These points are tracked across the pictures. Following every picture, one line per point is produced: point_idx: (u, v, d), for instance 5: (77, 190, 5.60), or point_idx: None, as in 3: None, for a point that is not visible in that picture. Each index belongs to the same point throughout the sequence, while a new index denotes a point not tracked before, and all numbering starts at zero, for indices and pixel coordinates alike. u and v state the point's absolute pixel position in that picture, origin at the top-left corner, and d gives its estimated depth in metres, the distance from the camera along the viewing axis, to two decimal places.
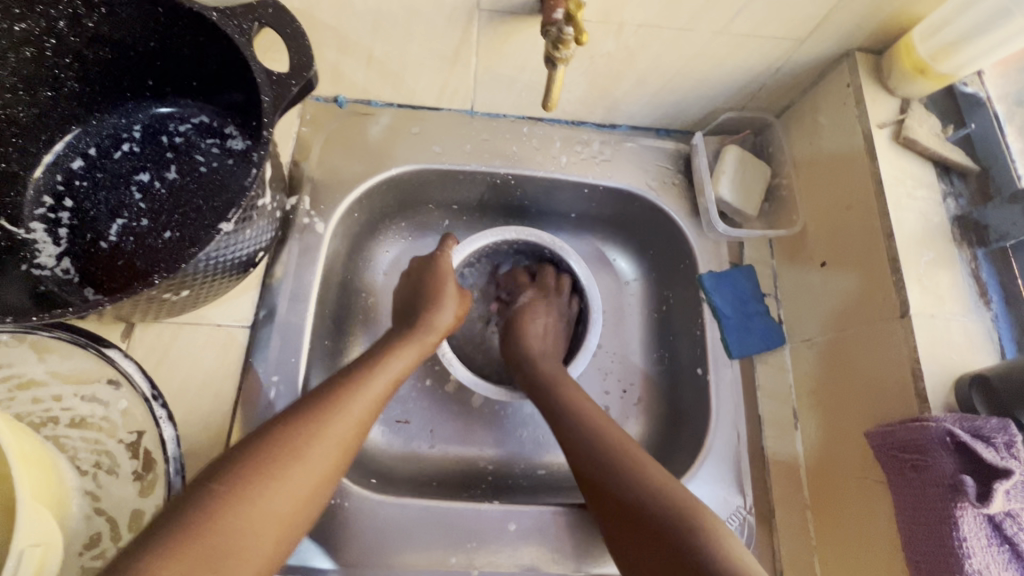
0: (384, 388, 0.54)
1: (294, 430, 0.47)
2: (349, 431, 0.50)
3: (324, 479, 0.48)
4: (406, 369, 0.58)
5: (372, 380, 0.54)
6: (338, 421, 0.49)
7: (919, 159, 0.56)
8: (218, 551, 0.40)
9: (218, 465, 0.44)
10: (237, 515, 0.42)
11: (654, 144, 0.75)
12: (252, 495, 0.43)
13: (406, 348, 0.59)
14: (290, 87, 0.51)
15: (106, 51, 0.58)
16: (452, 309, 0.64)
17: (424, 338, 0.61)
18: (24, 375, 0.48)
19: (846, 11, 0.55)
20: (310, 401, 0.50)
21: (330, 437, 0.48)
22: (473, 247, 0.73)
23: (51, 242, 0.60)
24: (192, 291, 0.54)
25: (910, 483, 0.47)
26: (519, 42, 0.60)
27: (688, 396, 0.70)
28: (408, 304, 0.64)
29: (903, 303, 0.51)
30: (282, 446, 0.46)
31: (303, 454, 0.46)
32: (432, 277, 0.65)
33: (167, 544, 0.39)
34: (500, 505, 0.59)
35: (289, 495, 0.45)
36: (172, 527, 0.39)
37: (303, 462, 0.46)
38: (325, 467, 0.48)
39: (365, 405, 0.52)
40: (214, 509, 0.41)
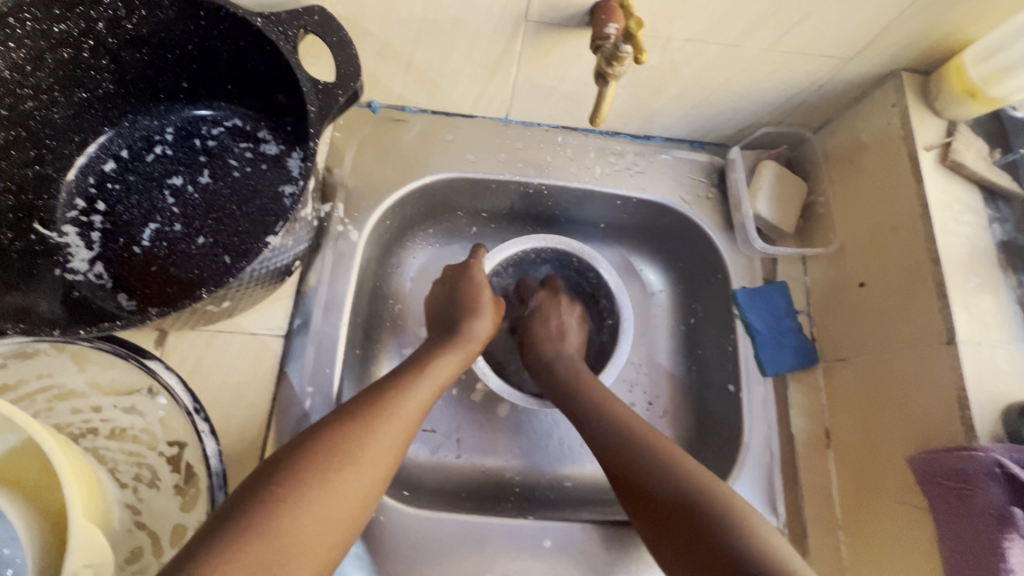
0: (428, 394, 0.56)
1: (347, 434, 0.48)
2: (397, 436, 0.50)
3: (376, 483, 0.48)
4: (449, 376, 0.59)
5: (417, 387, 0.55)
6: (388, 425, 0.50)
7: (965, 183, 0.56)
8: (280, 552, 0.40)
9: (275, 466, 0.45)
10: (298, 515, 0.42)
11: (687, 157, 0.74)
12: (310, 497, 0.43)
13: (448, 356, 0.60)
14: (336, 97, 0.50)
15: (142, 53, 0.57)
16: (489, 319, 0.66)
17: (466, 347, 0.62)
18: (65, 386, 0.48)
19: (897, 31, 0.54)
20: (359, 406, 0.51)
21: (381, 440, 0.49)
22: (503, 255, 0.73)
23: (84, 246, 0.59)
24: (232, 301, 0.54)
25: (954, 511, 0.47)
26: (563, 53, 0.59)
27: (718, 412, 0.70)
28: (446, 312, 0.66)
29: (949, 329, 0.51)
30: (337, 449, 0.46)
31: (357, 456, 0.47)
32: (469, 284, 0.67)
33: (230, 544, 0.38)
34: (535, 520, 0.60)
35: (345, 498, 0.45)
36: (234, 528, 0.39)
37: (357, 464, 0.47)
38: (377, 471, 0.48)
39: (411, 410, 0.53)
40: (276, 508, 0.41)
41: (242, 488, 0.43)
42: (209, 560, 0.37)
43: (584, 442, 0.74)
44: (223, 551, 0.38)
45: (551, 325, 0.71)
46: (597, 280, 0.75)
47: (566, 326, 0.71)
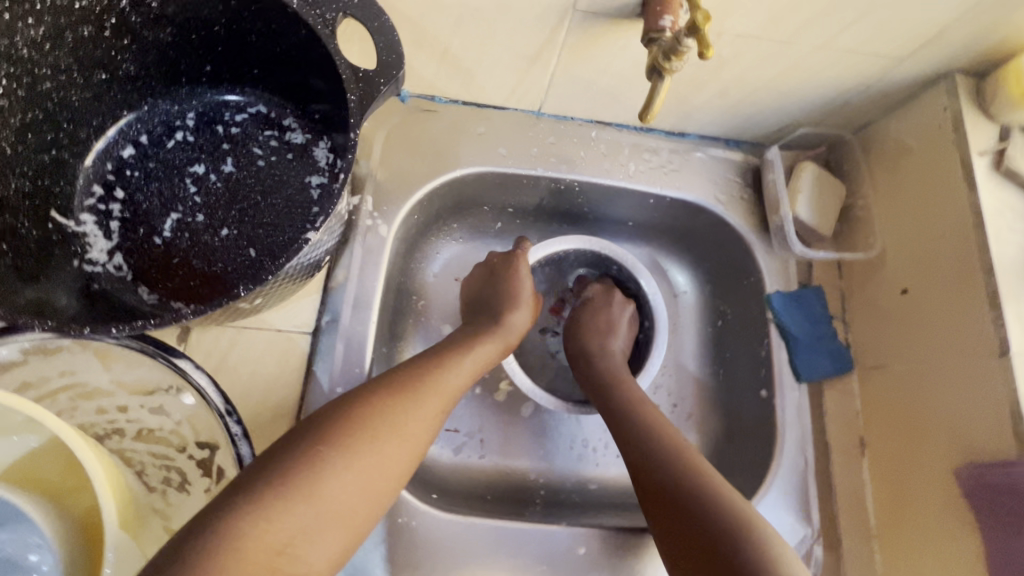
0: (466, 374, 0.54)
1: (388, 404, 0.47)
2: (434, 409, 0.49)
3: (413, 456, 0.47)
4: (488, 362, 0.58)
5: (455, 368, 0.54)
6: (427, 400, 0.49)
7: (1017, 191, 0.55)
8: (315, 514, 0.39)
9: (315, 425, 0.44)
10: (337, 481, 0.41)
11: (723, 156, 0.72)
12: (350, 463, 0.42)
13: (488, 341, 0.59)
14: (377, 86, 0.47)
15: (166, 33, 0.54)
16: (528, 312, 0.64)
17: (506, 337, 0.61)
18: (89, 384, 0.46)
19: (958, 31, 0.52)
20: (399, 377, 0.50)
21: (419, 414, 0.48)
22: (547, 252, 0.72)
23: (102, 236, 0.56)
24: (264, 297, 0.52)
25: (1006, 527, 0.47)
26: (608, 45, 0.57)
27: (748, 417, 0.68)
28: (484, 301, 0.64)
29: (1002, 341, 0.50)
30: (378, 418, 0.45)
31: (397, 430, 0.46)
32: (512, 277, 0.65)
33: (267, 500, 0.38)
34: (566, 526, 0.59)
35: (383, 469, 0.44)
36: (273, 482, 0.39)
37: (395, 438, 0.46)
38: (414, 445, 0.47)
39: (449, 388, 0.52)
40: (315, 472, 0.41)
41: (281, 447, 0.42)
42: (246, 515, 0.37)
43: (609, 445, 0.73)
44: (261, 508, 0.38)
45: (604, 318, 0.70)
46: (634, 294, 0.75)
47: (618, 321, 0.70)
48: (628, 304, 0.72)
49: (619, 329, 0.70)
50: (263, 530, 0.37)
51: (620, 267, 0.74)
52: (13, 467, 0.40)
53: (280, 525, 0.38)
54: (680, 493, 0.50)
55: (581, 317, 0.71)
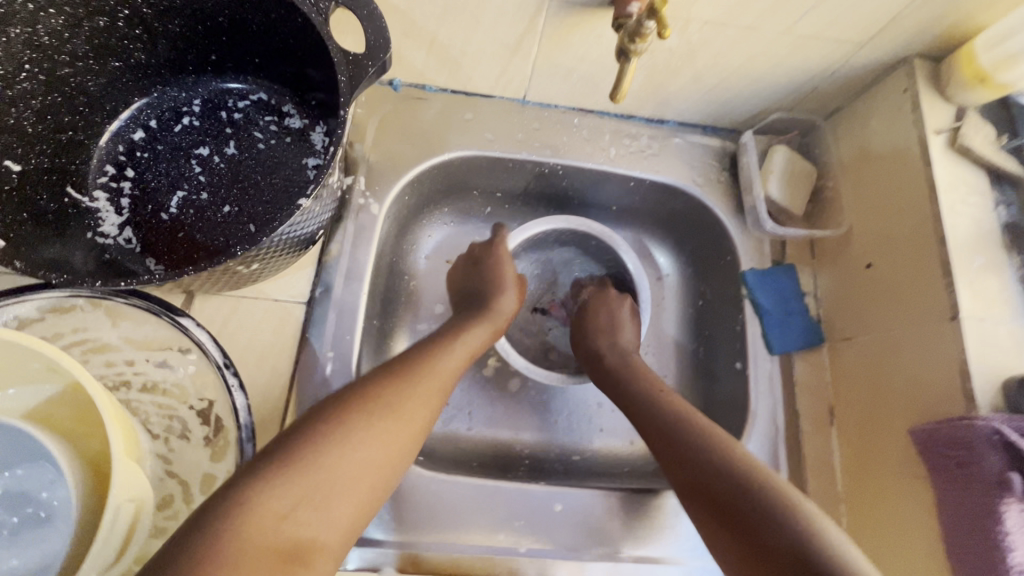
0: (458, 358, 0.58)
1: (385, 386, 0.51)
2: (431, 394, 0.53)
3: (412, 436, 0.50)
4: (480, 345, 0.62)
5: (447, 354, 0.57)
6: (423, 383, 0.53)
7: (973, 167, 0.58)
8: (319, 481, 0.43)
9: (320, 409, 0.48)
10: (337, 456, 0.44)
11: (701, 141, 0.76)
12: (350, 436, 0.46)
13: (478, 324, 0.63)
14: (365, 68, 0.51)
15: (174, 24, 0.59)
16: (515, 295, 0.69)
17: (494, 320, 0.65)
18: (98, 340, 0.50)
19: (912, 16, 0.56)
20: (397, 365, 0.54)
21: (416, 395, 0.52)
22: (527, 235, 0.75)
23: (113, 211, 0.60)
24: (260, 265, 0.55)
25: (955, 479, 0.49)
26: (584, 33, 0.60)
27: (725, 390, 0.71)
28: (475, 283, 0.69)
29: (953, 306, 0.52)
30: (375, 398, 0.49)
31: (394, 407, 0.49)
32: (493, 260, 0.70)
33: (273, 470, 0.42)
34: (545, 486, 0.62)
35: (382, 444, 0.47)
36: (279, 455, 0.43)
37: (393, 415, 0.49)
38: (412, 426, 0.50)
39: (444, 373, 0.55)
40: (318, 448, 0.44)
41: (290, 427, 0.46)
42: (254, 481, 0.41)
43: (591, 418, 0.76)
44: (268, 477, 0.41)
45: (606, 317, 0.71)
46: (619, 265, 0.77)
47: (619, 318, 0.71)
48: (626, 299, 0.73)
49: (622, 325, 0.71)
50: (268, 497, 0.40)
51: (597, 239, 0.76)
52: (34, 409, 0.45)
53: (285, 491, 0.41)
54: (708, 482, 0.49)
55: (582, 321, 0.73)
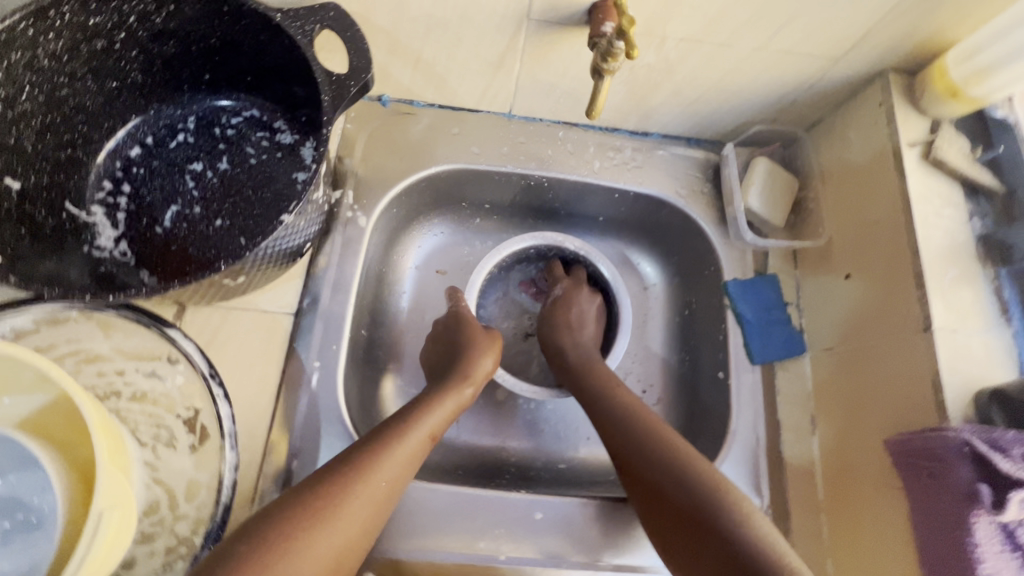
0: (424, 434, 0.57)
1: (350, 472, 0.50)
2: (392, 482, 0.52)
3: (374, 516, 0.50)
4: (446, 419, 0.61)
5: (416, 426, 0.57)
6: (388, 462, 0.52)
7: (948, 179, 0.58)
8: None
9: (275, 507, 0.47)
10: (288, 563, 0.43)
11: (684, 154, 0.77)
12: (312, 531, 0.46)
13: (450, 391, 0.63)
14: (348, 88, 0.54)
15: (169, 45, 0.61)
16: (492, 358, 0.68)
17: (468, 377, 0.64)
18: (90, 351, 0.52)
19: (884, 31, 0.57)
20: (363, 446, 0.53)
21: (381, 479, 0.51)
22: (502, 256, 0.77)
23: (110, 225, 0.63)
24: (248, 278, 0.58)
25: (927, 489, 0.50)
26: (564, 51, 0.62)
27: (708, 399, 0.72)
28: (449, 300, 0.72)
29: (926, 318, 0.53)
30: (339, 488, 0.49)
31: (358, 492, 0.49)
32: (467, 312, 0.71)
33: (231, 571, 0.41)
34: (527, 494, 0.63)
35: (344, 532, 0.47)
36: (238, 554, 0.42)
37: (356, 502, 0.49)
38: (374, 506, 0.50)
39: (412, 447, 0.55)
40: (270, 551, 0.43)
41: (240, 530, 0.45)
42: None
43: (577, 427, 0.76)
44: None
45: (574, 315, 0.74)
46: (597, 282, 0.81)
47: (585, 317, 0.74)
48: (595, 298, 0.76)
49: (588, 323, 0.74)
50: None
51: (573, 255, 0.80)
52: (25, 419, 0.47)
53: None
54: (663, 484, 0.54)
55: (550, 316, 0.75)
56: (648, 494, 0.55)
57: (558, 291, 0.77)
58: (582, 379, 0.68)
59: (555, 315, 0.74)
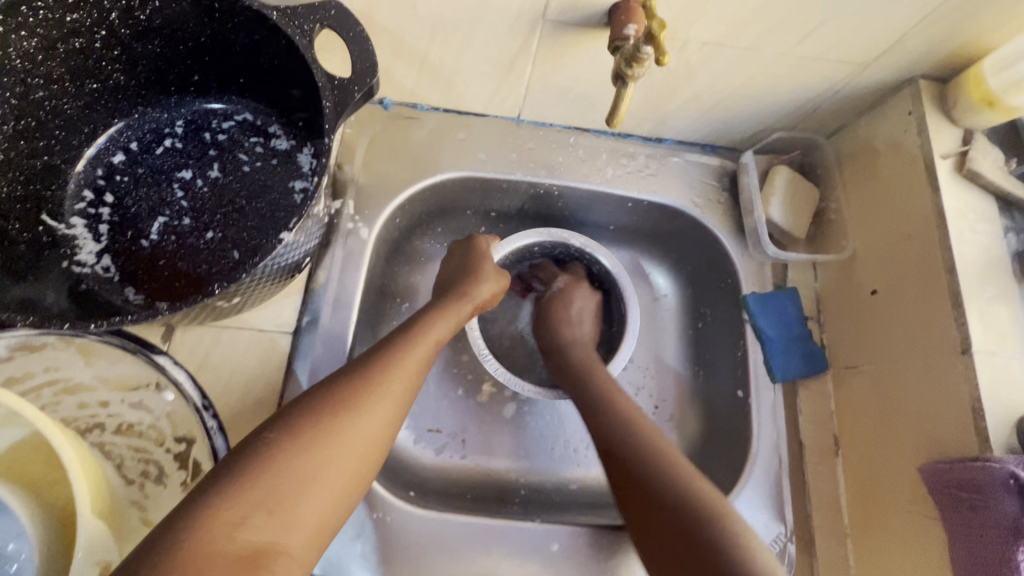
0: (427, 349, 0.55)
1: (343, 389, 0.47)
2: (397, 388, 0.50)
3: (378, 436, 0.47)
4: (447, 335, 0.59)
5: (412, 349, 0.53)
6: (390, 371, 0.50)
7: (981, 192, 0.56)
8: (276, 493, 0.40)
9: (279, 415, 0.45)
10: (296, 462, 0.42)
11: (700, 160, 0.74)
12: (307, 443, 0.43)
13: (445, 315, 0.59)
14: (352, 93, 0.50)
15: (154, 44, 0.57)
16: (492, 283, 0.65)
17: (463, 308, 0.61)
18: (72, 380, 0.48)
19: (917, 37, 0.54)
20: (357, 366, 0.50)
21: (378, 395, 0.48)
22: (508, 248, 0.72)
23: (91, 238, 0.58)
24: (242, 298, 0.53)
25: (967, 521, 0.47)
26: (579, 54, 0.58)
27: (725, 417, 0.69)
28: (451, 276, 0.65)
29: (964, 339, 0.51)
30: (332, 402, 0.46)
31: (355, 406, 0.47)
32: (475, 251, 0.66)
33: (227, 488, 0.39)
34: (541, 523, 0.60)
35: (345, 446, 0.45)
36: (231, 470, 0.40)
37: (354, 414, 0.46)
38: (375, 421, 0.47)
39: (410, 367, 0.52)
40: (272, 454, 0.42)
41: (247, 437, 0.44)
42: (209, 499, 0.38)
43: (588, 445, 0.73)
44: (220, 494, 0.39)
45: (574, 312, 0.71)
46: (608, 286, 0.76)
47: (582, 312, 0.71)
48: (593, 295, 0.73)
49: (586, 320, 0.71)
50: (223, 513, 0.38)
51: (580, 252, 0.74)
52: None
53: (240, 506, 0.39)
54: (652, 488, 0.50)
55: (546, 310, 0.72)
56: (638, 500, 0.51)
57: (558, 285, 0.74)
58: (580, 377, 0.64)
59: (551, 309, 0.71)
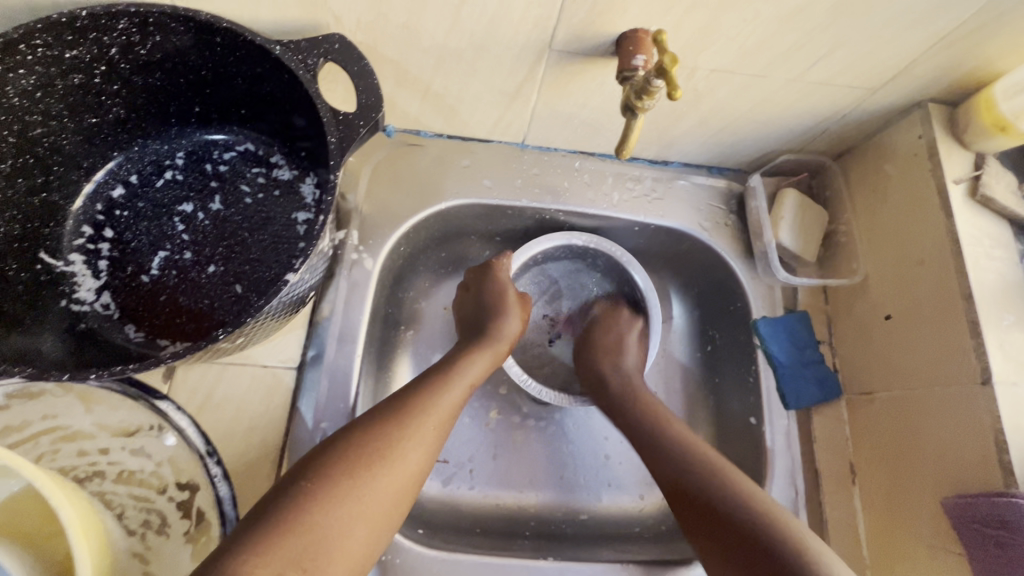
0: (460, 393, 0.55)
1: (378, 433, 0.48)
2: (430, 434, 0.51)
3: (409, 484, 0.48)
4: (481, 377, 0.59)
5: (445, 390, 0.54)
6: (422, 418, 0.51)
7: (993, 217, 0.56)
8: (310, 547, 0.41)
9: (312, 461, 0.46)
10: (330, 512, 0.43)
11: (706, 183, 0.73)
12: (341, 493, 0.44)
13: (479, 355, 0.60)
14: (357, 128, 0.50)
15: (154, 77, 0.56)
16: (517, 319, 0.66)
17: (495, 347, 0.62)
18: (71, 428, 0.47)
19: (927, 63, 0.53)
20: (392, 407, 0.51)
21: (413, 441, 0.49)
22: (528, 254, 0.71)
23: (90, 275, 0.57)
24: (247, 336, 0.52)
25: (994, 559, 0.46)
26: (585, 82, 0.58)
27: (739, 445, 0.68)
28: (474, 315, 0.66)
29: (984, 369, 0.50)
30: (366, 447, 0.47)
31: (388, 452, 0.47)
32: (496, 284, 0.67)
33: (263, 540, 0.40)
34: (554, 561, 0.59)
35: (376, 497, 0.45)
36: (267, 520, 0.41)
37: (387, 461, 0.47)
38: (407, 469, 0.48)
39: (442, 411, 0.53)
40: (307, 503, 0.43)
41: (282, 480, 0.45)
42: (240, 552, 0.39)
43: (599, 473, 0.72)
44: (257, 546, 0.40)
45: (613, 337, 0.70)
46: (623, 278, 0.73)
47: (627, 342, 0.69)
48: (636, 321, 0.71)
49: (629, 349, 0.68)
50: (259, 562, 0.39)
51: (584, 249, 0.72)
52: None
53: (274, 561, 0.39)
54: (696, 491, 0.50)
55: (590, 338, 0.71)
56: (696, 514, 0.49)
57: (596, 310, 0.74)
58: (623, 406, 0.62)
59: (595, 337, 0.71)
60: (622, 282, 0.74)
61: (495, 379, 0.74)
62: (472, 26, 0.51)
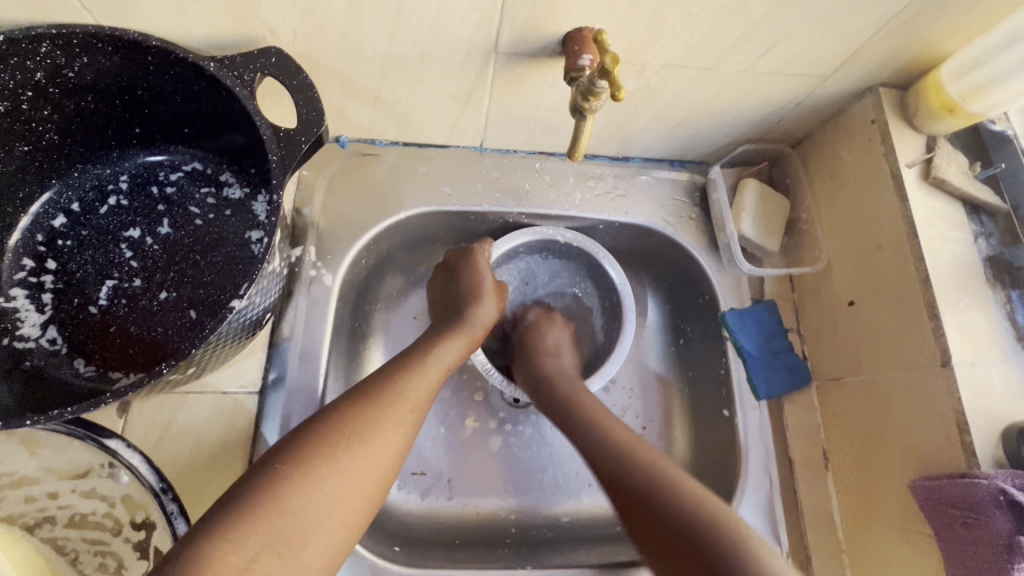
0: (436, 376, 0.54)
1: (352, 416, 0.47)
2: (406, 415, 0.49)
3: (388, 463, 0.47)
4: (457, 360, 0.58)
5: (421, 373, 0.53)
6: (397, 400, 0.49)
7: (947, 198, 0.57)
8: (284, 531, 0.40)
9: (284, 445, 0.45)
10: (300, 496, 0.41)
11: (668, 177, 0.72)
12: (316, 475, 0.43)
13: (453, 339, 0.59)
14: (299, 144, 0.49)
15: (88, 100, 0.53)
16: (493, 303, 0.64)
17: (471, 331, 0.61)
18: (17, 473, 0.47)
19: (874, 48, 0.53)
20: (366, 389, 0.50)
21: (388, 422, 0.48)
22: (509, 246, 0.70)
23: (34, 309, 0.55)
24: (201, 364, 0.50)
25: (961, 540, 0.47)
26: (536, 82, 0.57)
27: (714, 438, 0.67)
28: (446, 307, 0.64)
29: (943, 352, 0.50)
30: (342, 430, 0.45)
31: (365, 434, 0.46)
32: (471, 271, 0.65)
33: (234, 527, 0.39)
34: (533, 569, 0.61)
35: (355, 477, 0.44)
36: (239, 508, 0.40)
37: (364, 442, 0.46)
38: (386, 449, 0.47)
39: (418, 392, 0.51)
40: (279, 489, 0.41)
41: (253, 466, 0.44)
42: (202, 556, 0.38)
43: (579, 473, 0.71)
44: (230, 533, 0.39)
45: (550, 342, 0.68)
46: (599, 274, 0.72)
47: (561, 343, 0.68)
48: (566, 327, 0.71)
49: (564, 350, 0.68)
50: (225, 553, 0.38)
51: (566, 246, 0.71)
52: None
53: (246, 550, 0.39)
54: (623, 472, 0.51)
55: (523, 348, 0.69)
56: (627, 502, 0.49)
57: (530, 318, 0.72)
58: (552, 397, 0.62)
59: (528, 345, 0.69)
60: (598, 280, 0.73)
61: (469, 387, 0.73)
62: (413, 32, 0.49)
